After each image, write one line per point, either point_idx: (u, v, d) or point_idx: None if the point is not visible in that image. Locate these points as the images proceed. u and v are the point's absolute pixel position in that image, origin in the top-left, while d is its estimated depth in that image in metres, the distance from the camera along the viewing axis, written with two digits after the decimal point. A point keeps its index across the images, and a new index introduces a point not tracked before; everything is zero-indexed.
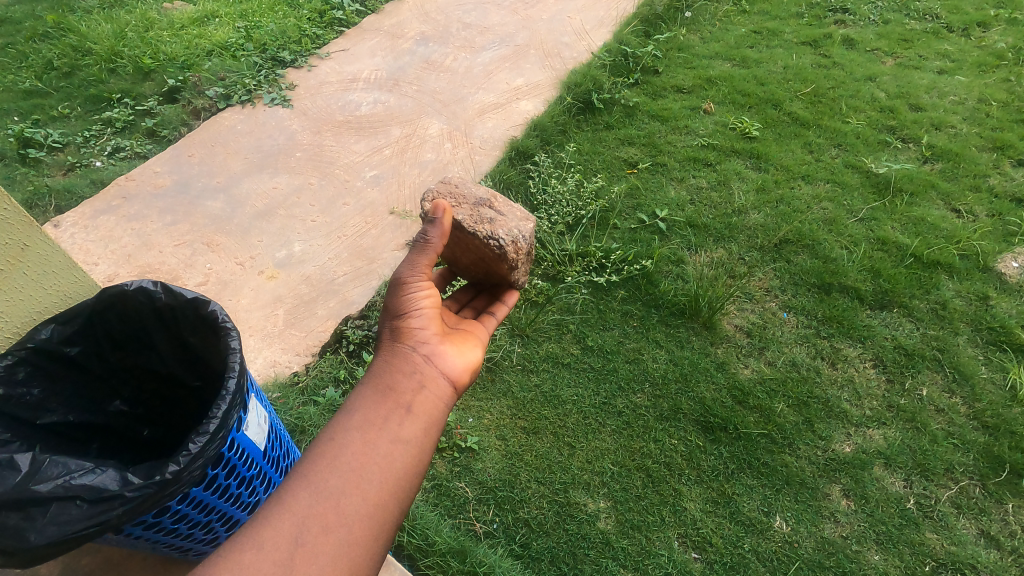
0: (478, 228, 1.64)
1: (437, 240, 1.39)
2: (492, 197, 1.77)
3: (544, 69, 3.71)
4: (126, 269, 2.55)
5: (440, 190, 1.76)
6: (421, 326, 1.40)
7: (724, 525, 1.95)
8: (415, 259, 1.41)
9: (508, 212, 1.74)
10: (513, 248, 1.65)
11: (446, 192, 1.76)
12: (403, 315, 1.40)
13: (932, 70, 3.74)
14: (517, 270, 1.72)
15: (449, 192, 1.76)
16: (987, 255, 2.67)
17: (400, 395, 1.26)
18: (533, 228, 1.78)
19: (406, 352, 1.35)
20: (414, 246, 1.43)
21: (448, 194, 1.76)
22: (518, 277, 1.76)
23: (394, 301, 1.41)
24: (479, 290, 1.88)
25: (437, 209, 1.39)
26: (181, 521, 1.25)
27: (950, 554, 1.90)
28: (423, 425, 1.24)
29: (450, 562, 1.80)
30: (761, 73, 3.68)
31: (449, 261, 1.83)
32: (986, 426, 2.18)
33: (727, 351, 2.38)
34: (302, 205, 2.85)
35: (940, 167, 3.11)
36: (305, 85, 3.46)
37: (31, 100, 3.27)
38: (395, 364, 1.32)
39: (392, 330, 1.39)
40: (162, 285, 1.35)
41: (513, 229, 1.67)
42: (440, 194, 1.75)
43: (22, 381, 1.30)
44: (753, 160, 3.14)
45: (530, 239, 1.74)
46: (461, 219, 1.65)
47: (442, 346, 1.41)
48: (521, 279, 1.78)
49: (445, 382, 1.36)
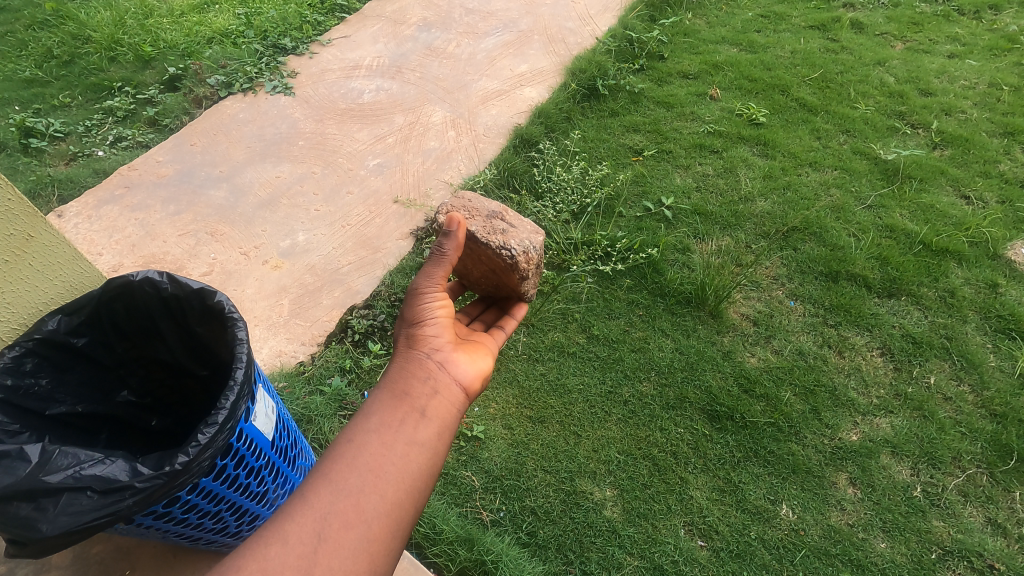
0: (492, 239, 1.65)
1: (453, 253, 1.39)
2: (503, 211, 1.79)
3: (548, 54, 3.66)
4: (130, 259, 2.54)
5: (454, 204, 1.79)
6: (434, 333, 1.40)
7: (730, 513, 1.95)
8: (430, 270, 1.40)
9: (519, 225, 1.75)
10: (524, 258, 1.66)
11: (465, 208, 1.78)
12: (418, 323, 1.40)
13: (942, 54, 3.68)
14: (527, 281, 1.72)
15: (467, 207, 1.78)
16: (997, 242, 2.65)
17: (415, 400, 1.25)
18: (543, 241, 1.80)
19: (420, 359, 1.35)
20: (429, 258, 1.42)
21: (465, 208, 1.78)
22: (528, 289, 1.76)
23: (409, 309, 1.41)
24: (488, 304, 1.86)
25: (452, 222, 1.38)
26: (191, 511, 1.26)
27: (956, 541, 1.90)
28: (439, 430, 1.24)
29: (458, 550, 1.81)
30: (769, 57, 3.63)
31: (460, 275, 1.83)
32: (994, 414, 2.17)
33: (734, 340, 2.37)
34: (305, 194, 2.83)
35: (949, 152, 3.07)
36: (307, 72, 3.43)
37: (32, 89, 3.25)
38: (410, 370, 1.32)
39: (407, 337, 1.39)
40: (168, 276, 1.35)
41: (524, 241, 1.69)
42: (461, 208, 1.78)
43: (30, 372, 1.29)
44: (760, 147, 3.10)
45: (540, 251, 1.76)
46: (475, 230, 1.66)
47: (455, 354, 1.40)
48: (530, 291, 1.78)
49: (458, 388, 1.35)
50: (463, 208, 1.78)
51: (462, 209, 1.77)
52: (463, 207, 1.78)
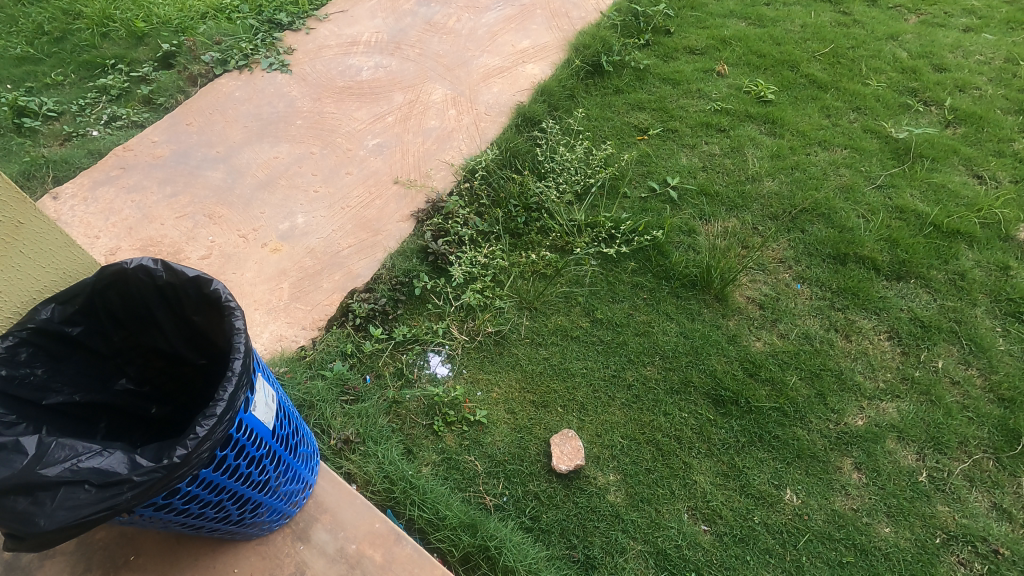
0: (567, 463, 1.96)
1: None
2: (566, 447, 1.99)
3: (551, 29, 3.56)
4: (127, 243, 2.50)
5: (568, 444, 2.00)
6: None
7: (734, 498, 1.95)
8: None
9: (561, 451, 1.98)
10: (565, 459, 1.97)
11: (571, 428, 2.04)
12: None
13: (957, 28, 3.57)
14: (569, 458, 1.97)
15: (577, 440, 2.01)
16: (1010, 224, 2.59)
17: None
18: (562, 460, 1.96)
19: None
20: None
21: (568, 448, 1.99)
22: (570, 455, 1.97)
23: None
24: None
25: None
26: (192, 501, 1.24)
27: (961, 527, 1.89)
28: None
29: (461, 536, 1.80)
30: (779, 32, 3.52)
31: None
32: (1002, 399, 2.15)
33: (739, 324, 2.34)
34: (303, 174, 2.78)
35: (963, 131, 3.00)
36: (303, 49, 3.34)
37: (24, 67, 3.17)
38: None
39: None
40: (163, 263, 1.32)
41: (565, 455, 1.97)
42: (550, 449, 2.01)
43: (25, 362, 1.27)
44: (768, 126, 3.03)
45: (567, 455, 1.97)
46: (565, 458, 1.97)
47: None
48: (569, 453, 1.98)
49: None
50: (565, 453, 1.98)
51: (556, 437, 2.01)
52: (552, 452, 1.98)
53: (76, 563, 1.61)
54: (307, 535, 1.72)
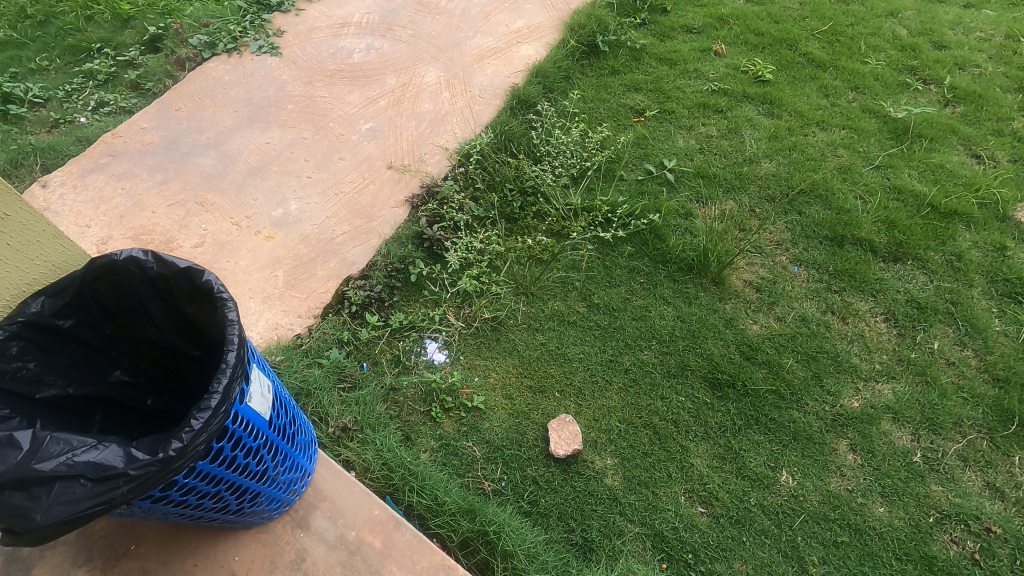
0: (564, 447, 1.97)
1: None
2: (564, 433, 2.00)
3: (545, 9, 3.49)
4: (118, 232, 2.47)
5: (567, 431, 2.00)
6: None
7: (730, 480, 1.96)
8: None
9: (560, 437, 1.99)
10: (563, 444, 1.98)
11: (568, 414, 2.05)
12: None
13: (958, 4, 3.52)
14: (569, 445, 1.98)
15: (575, 425, 2.02)
16: (1007, 204, 2.58)
17: None
18: (560, 445, 1.98)
19: None
20: None
21: (566, 433, 2.00)
22: (570, 441, 1.98)
23: None
24: None
25: None
26: (190, 493, 1.24)
27: (954, 505, 1.92)
28: None
29: (460, 521, 1.81)
30: (777, 10, 3.46)
31: None
32: (997, 378, 2.16)
33: (736, 307, 2.33)
34: (295, 160, 2.74)
35: (962, 109, 2.97)
36: (293, 31, 3.28)
37: (6, 52, 3.10)
38: None
39: None
40: (153, 254, 1.30)
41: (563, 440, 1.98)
42: (548, 434, 2.02)
43: (16, 356, 1.25)
44: (766, 106, 2.99)
45: (566, 440, 1.98)
46: (563, 442, 1.98)
47: None
48: (570, 438, 1.99)
49: None
50: (564, 438, 1.99)
51: (553, 422, 2.02)
52: (551, 437, 1.99)
53: (77, 553, 1.62)
54: (306, 522, 1.73)
